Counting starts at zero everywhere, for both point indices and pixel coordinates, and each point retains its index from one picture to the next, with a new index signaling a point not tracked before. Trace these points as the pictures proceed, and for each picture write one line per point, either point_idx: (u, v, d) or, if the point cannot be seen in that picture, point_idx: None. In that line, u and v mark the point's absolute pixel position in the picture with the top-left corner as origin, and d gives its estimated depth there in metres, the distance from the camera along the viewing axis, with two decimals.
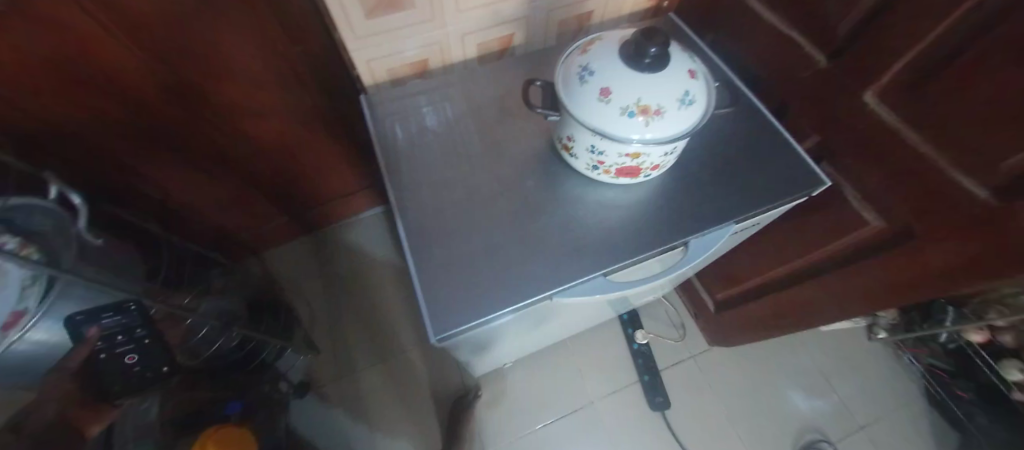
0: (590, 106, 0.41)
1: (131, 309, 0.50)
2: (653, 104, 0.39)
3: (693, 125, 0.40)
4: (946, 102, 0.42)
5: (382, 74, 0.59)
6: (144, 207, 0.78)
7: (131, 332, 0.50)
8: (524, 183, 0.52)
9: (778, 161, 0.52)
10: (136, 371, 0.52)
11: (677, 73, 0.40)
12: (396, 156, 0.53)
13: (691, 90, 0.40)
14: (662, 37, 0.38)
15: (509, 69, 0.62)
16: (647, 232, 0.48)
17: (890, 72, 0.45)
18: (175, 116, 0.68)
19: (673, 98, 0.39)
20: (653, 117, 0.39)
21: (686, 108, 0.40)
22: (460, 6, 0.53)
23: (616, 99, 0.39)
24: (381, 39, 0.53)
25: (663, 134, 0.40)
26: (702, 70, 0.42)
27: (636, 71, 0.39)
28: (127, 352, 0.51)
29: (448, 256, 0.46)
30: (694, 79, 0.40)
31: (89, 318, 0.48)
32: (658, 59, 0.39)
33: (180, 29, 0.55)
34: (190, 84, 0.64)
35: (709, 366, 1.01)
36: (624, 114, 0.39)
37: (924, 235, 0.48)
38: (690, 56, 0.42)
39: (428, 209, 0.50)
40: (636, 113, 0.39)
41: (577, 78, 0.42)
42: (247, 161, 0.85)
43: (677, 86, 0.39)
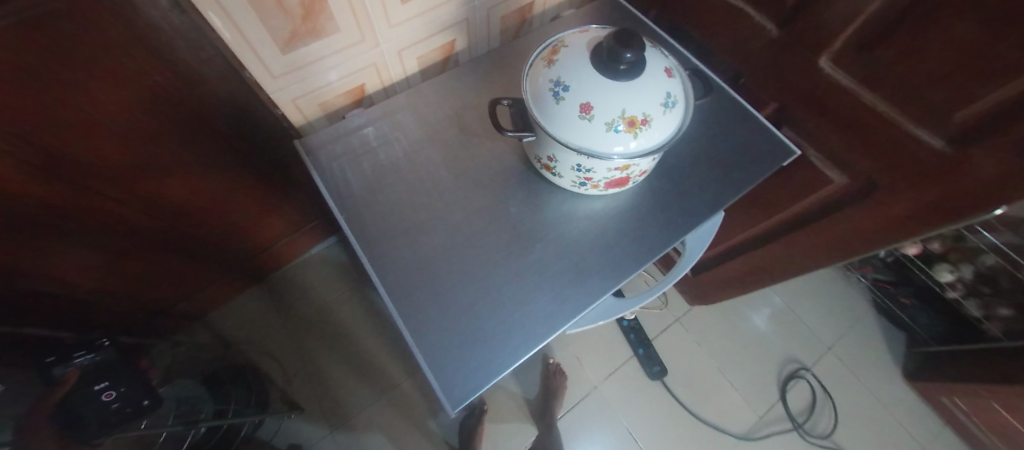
0: (571, 127, 0.37)
1: (106, 345, 0.50)
2: (639, 114, 0.36)
3: (678, 127, 0.39)
4: (897, 62, 0.42)
5: (314, 110, 0.50)
6: (46, 310, 0.65)
7: (107, 371, 0.50)
8: (508, 211, 0.48)
9: (745, 140, 0.52)
10: (114, 409, 0.49)
11: (655, 75, 0.37)
12: (355, 207, 0.46)
13: (672, 91, 0.37)
14: (637, 39, 0.35)
15: (457, 79, 0.56)
16: (645, 239, 0.47)
17: (842, 37, 0.46)
18: (57, 195, 0.55)
19: (657, 104, 0.36)
20: (640, 128, 0.36)
21: (670, 111, 0.37)
22: (392, 20, 0.46)
23: (599, 115, 0.36)
24: (307, 72, 0.45)
25: (652, 143, 0.37)
26: (675, 63, 0.40)
27: (616, 80, 0.36)
28: (104, 386, 0.49)
29: (447, 313, 0.42)
30: (671, 78, 0.38)
31: (62, 358, 0.47)
32: (636, 63, 0.36)
33: (32, 94, 0.43)
34: (61, 157, 0.51)
35: (693, 324, 1.06)
36: (609, 131, 0.36)
37: (886, 188, 0.50)
38: (661, 51, 0.40)
39: (408, 262, 0.44)
40: (623, 127, 0.36)
41: (551, 96, 0.38)
42: (165, 227, 0.72)
43: (658, 90, 0.37)
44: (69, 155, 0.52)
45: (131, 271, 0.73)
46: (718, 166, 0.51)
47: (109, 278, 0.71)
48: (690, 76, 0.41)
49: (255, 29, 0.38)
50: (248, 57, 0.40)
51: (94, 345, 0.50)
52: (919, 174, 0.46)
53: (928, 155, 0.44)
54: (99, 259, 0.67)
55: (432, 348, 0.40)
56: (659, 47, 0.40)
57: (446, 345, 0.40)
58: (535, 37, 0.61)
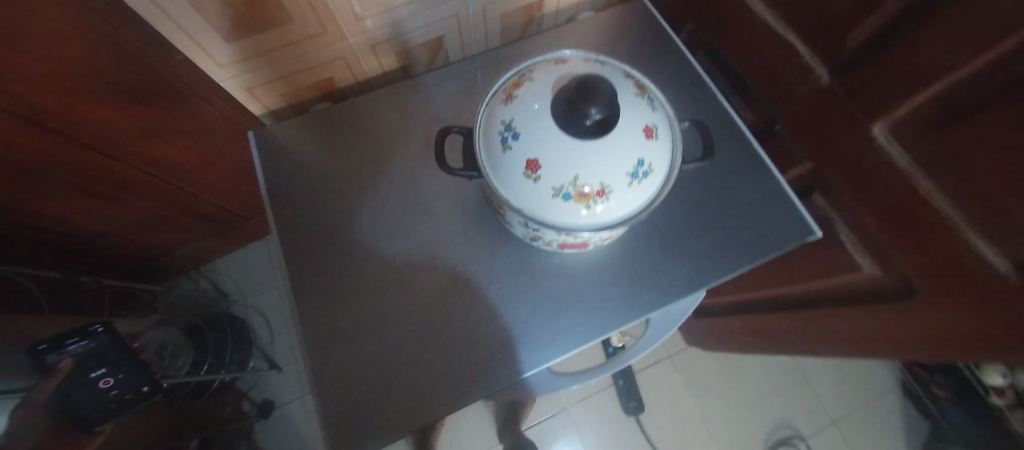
0: (514, 184, 0.31)
1: (100, 330, 0.40)
2: (594, 184, 0.30)
3: (651, 201, 0.32)
4: (964, 155, 0.32)
5: (273, 99, 0.47)
6: (50, 247, 0.69)
7: (106, 354, 0.40)
8: (455, 248, 0.44)
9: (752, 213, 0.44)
10: (114, 398, 0.39)
11: (629, 135, 0.30)
12: (297, 220, 0.44)
13: (648, 158, 0.30)
14: (606, 91, 0.28)
15: (439, 83, 0.50)
16: (602, 308, 0.42)
17: (907, 106, 0.35)
18: (50, 147, 0.56)
19: (623, 173, 0.30)
20: (595, 201, 0.30)
21: (641, 183, 0.31)
22: (360, 14, 0.41)
23: (546, 177, 0.30)
24: (260, 62, 0.41)
25: (610, 218, 0.31)
26: (665, 120, 0.32)
27: (575, 137, 0.29)
28: (101, 374, 0.39)
29: (367, 356, 0.40)
30: (651, 139, 0.31)
31: (52, 345, 0.38)
32: (603, 119, 0.29)
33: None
34: (47, 111, 0.51)
35: (685, 364, 0.98)
36: (557, 197, 0.30)
37: (923, 298, 0.40)
38: (650, 102, 0.32)
39: (335, 291, 0.42)
40: (573, 196, 0.30)
41: (498, 141, 0.31)
42: (162, 183, 0.73)
43: (630, 156, 0.30)
44: (52, 111, 0.52)
45: (126, 220, 0.75)
46: (709, 239, 0.43)
47: (105, 224, 0.73)
48: (682, 137, 0.33)
49: (192, 15, 0.34)
50: (188, 44, 0.37)
51: (88, 329, 0.40)
52: (966, 296, 0.36)
53: (983, 279, 0.34)
54: (93, 208, 0.69)
55: (346, 388, 0.39)
56: (647, 96, 0.32)
57: (358, 388, 0.39)
58: (542, 39, 0.53)
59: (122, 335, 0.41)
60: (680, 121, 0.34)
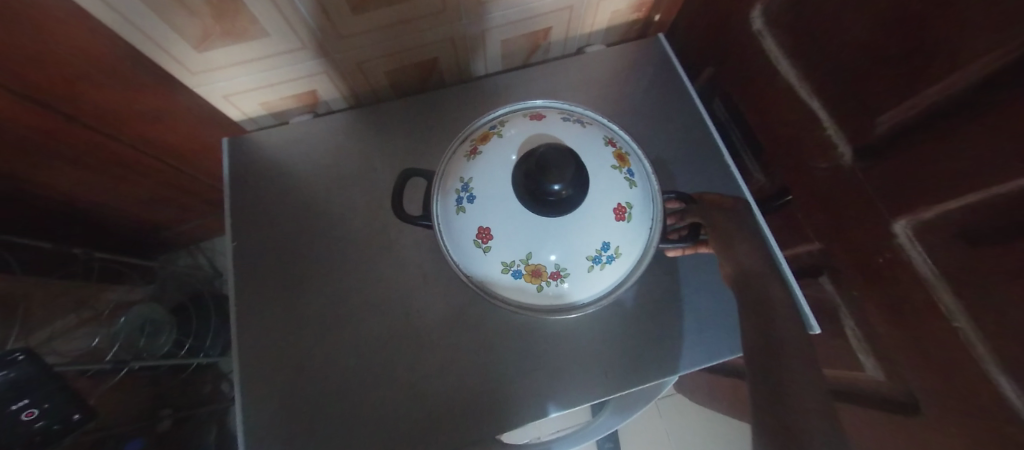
0: (464, 251, 0.29)
1: (19, 360, 0.44)
2: (548, 265, 0.27)
3: (615, 286, 0.29)
4: (986, 283, 0.27)
5: (253, 108, 0.46)
6: (53, 216, 0.71)
7: (24, 386, 0.43)
8: (416, 290, 0.41)
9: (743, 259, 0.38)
10: (39, 429, 0.43)
11: (594, 215, 0.27)
12: (263, 238, 0.43)
13: (614, 243, 0.28)
14: (570, 168, 0.25)
15: (429, 105, 0.48)
16: (561, 380, 0.39)
17: (935, 208, 0.30)
18: (54, 128, 0.56)
19: (583, 257, 0.27)
20: (548, 281, 0.28)
21: (603, 267, 0.28)
22: (342, 31, 0.38)
23: (496, 250, 0.27)
24: (235, 72, 0.40)
25: (565, 300, 0.29)
26: (644, 197, 0.29)
27: (532, 211, 0.26)
28: (23, 405, 0.42)
29: (306, 394, 0.38)
30: (622, 221, 0.28)
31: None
32: (567, 197, 0.26)
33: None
34: (48, 96, 0.51)
35: (670, 412, 0.94)
36: (507, 273, 0.28)
37: (927, 423, 0.35)
38: (628, 178, 0.29)
39: (285, 319, 0.41)
40: (524, 274, 0.28)
41: (453, 200, 0.29)
42: (163, 166, 0.74)
43: (591, 238, 0.27)
44: (57, 98, 0.52)
45: (127, 196, 0.76)
46: (686, 319, 0.41)
47: (104, 199, 0.74)
48: (663, 218, 0.30)
49: (155, 22, 0.33)
50: (156, 51, 0.35)
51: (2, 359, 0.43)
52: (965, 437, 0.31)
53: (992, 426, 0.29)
54: (92, 183, 0.70)
55: (283, 424, 0.38)
56: (627, 168, 0.29)
57: (295, 425, 0.38)
58: (544, 70, 0.50)
59: (41, 362, 0.45)
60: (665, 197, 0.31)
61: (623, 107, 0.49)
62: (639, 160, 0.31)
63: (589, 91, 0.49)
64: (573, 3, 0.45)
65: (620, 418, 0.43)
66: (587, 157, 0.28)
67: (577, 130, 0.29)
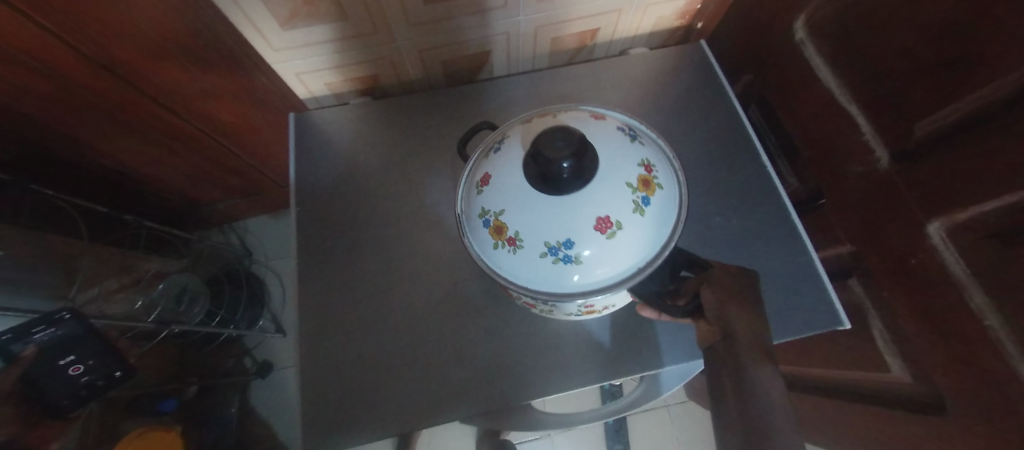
0: (470, 191, 0.32)
1: (66, 319, 0.44)
2: (511, 229, 0.28)
3: (566, 292, 0.28)
4: (1013, 280, 0.29)
5: (318, 87, 0.49)
6: (111, 184, 0.75)
7: (73, 343, 0.44)
8: (463, 264, 0.44)
9: (741, 335, 0.30)
10: (83, 383, 0.45)
11: (575, 209, 0.27)
12: (321, 208, 0.46)
13: (578, 247, 0.27)
14: (580, 149, 0.26)
15: (481, 94, 0.51)
16: (596, 357, 0.41)
17: (973, 209, 0.31)
18: (132, 99, 0.61)
19: (543, 241, 0.27)
20: (504, 243, 0.28)
21: (556, 262, 0.28)
22: (412, 21, 0.42)
23: (485, 194, 0.30)
24: (309, 52, 0.43)
25: (511, 273, 0.29)
26: (644, 229, 0.28)
27: (527, 174, 0.28)
28: (70, 360, 0.44)
29: (353, 352, 0.41)
30: (599, 233, 0.27)
31: (19, 335, 0.42)
32: (566, 179, 0.26)
33: (103, 15, 0.47)
34: (132, 69, 0.56)
35: (681, 418, 0.96)
36: (480, 218, 0.30)
37: (947, 421, 0.36)
38: (639, 203, 0.27)
39: (337, 282, 0.43)
40: (491, 226, 0.29)
41: (488, 149, 0.32)
42: (217, 144, 0.78)
43: (557, 227, 0.27)
44: (140, 73, 0.57)
45: (178, 170, 0.81)
46: None
47: (156, 171, 0.78)
48: (661, 260, 0.28)
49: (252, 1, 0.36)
50: (247, 27, 0.39)
51: (54, 318, 0.44)
52: (988, 435, 0.32)
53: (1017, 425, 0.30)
54: (147, 156, 0.74)
55: (329, 380, 0.40)
56: (644, 197, 0.28)
57: (341, 381, 0.40)
58: (590, 68, 0.52)
59: (88, 324, 0.46)
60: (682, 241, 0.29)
61: (663, 107, 0.51)
62: (674, 200, 0.29)
63: (631, 90, 0.52)
64: (623, 6, 0.48)
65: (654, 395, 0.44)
66: (612, 165, 0.28)
67: (623, 141, 0.29)
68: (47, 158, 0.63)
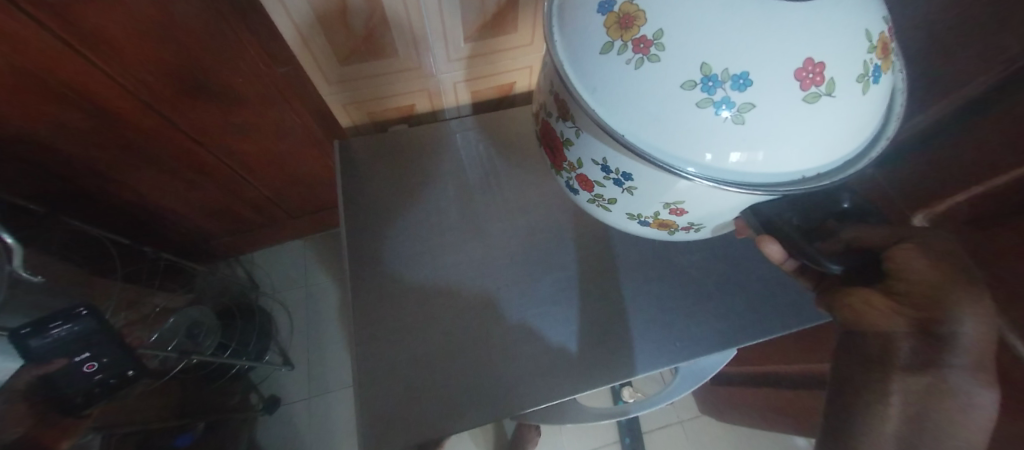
0: None
1: (82, 314, 0.43)
2: (652, 35, 0.21)
3: (682, 158, 0.22)
4: None
5: (360, 116, 0.60)
6: (129, 215, 0.77)
7: (86, 340, 0.42)
8: (502, 273, 0.47)
9: (968, 343, 0.26)
10: (97, 382, 0.43)
11: (781, 35, 0.19)
12: (362, 227, 0.50)
13: (751, 94, 0.20)
14: None
15: (505, 117, 0.59)
16: (631, 351, 0.43)
17: (949, 201, 0.34)
18: (168, 138, 0.64)
19: (699, 68, 0.20)
20: (627, 46, 0.21)
21: (704, 104, 0.20)
22: (452, 57, 0.50)
23: None
24: (360, 84, 0.52)
25: (620, 100, 0.22)
26: (849, 113, 0.21)
27: None
28: (85, 357, 0.42)
29: (406, 357, 0.42)
30: (799, 82, 0.20)
31: (37, 329, 0.41)
32: None
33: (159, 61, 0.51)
34: (176, 112, 0.60)
35: (695, 433, 0.99)
36: (602, 12, 0.23)
37: None
38: (867, 77, 0.21)
39: (383, 294, 0.46)
40: (615, 25, 0.22)
41: None
42: (239, 178, 0.81)
43: (740, 47, 0.19)
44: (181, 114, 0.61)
45: (199, 203, 0.83)
46: (740, 300, 0.45)
47: (175, 203, 0.80)
48: (824, 180, 0.23)
49: (321, 43, 0.45)
50: (313, 65, 0.49)
51: (73, 313, 0.43)
52: None
53: None
54: (169, 189, 0.76)
55: (376, 387, 0.41)
56: (876, 67, 0.22)
57: (390, 388, 0.41)
58: None
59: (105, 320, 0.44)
60: (858, 174, 0.24)
61: None
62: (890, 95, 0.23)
63: None
64: None
65: (691, 383, 0.50)
66: (859, 1, 0.21)
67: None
68: (75, 190, 0.66)
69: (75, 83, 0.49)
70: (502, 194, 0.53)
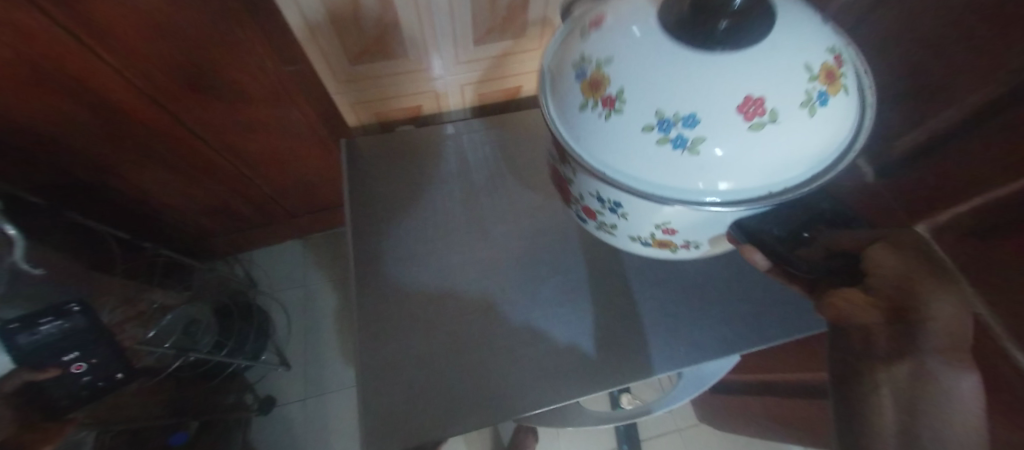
0: (572, 38, 0.27)
1: (73, 311, 0.45)
2: (612, 88, 0.23)
3: (657, 188, 0.23)
4: None
5: (366, 116, 0.60)
6: (129, 210, 0.77)
7: (67, 343, 0.44)
8: (505, 275, 0.47)
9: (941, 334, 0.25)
10: None
11: (721, 78, 0.21)
12: (366, 225, 0.50)
13: (702, 130, 0.21)
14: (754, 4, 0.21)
15: (510, 120, 0.59)
16: (633, 356, 0.43)
17: (950, 210, 0.32)
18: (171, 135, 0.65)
19: (653, 112, 0.21)
20: (597, 103, 0.23)
21: (663, 143, 0.22)
22: (459, 59, 0.50)
23: (593, 38, 0.24)
24: (367, 84, 0.53)
25: (597, 147, 0.24)
26: (804, 137, 0.22)
27: (664, 20, 0.22)
28: None
29: (406, 357, 0.42)
30: (744, 116, 0.21)
31: (26, 324, 0.41)
32: (717, 34, 0.21)
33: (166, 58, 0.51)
34: (181, 109, 0.60)
35: (692, 440, 0.98)
36: (575, 72, 0.25)
37: None
38: (813, 101, 0.22)
39: (386, 292, 0.46)
40: (586, 81, 0.24)
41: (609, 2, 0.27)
42: (241, 176, 0.81)
43: (684, 92, 0.21)
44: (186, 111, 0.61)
45: (200, 200, 0.83)
46: (743, 306, 0.45)
47: (175, 200, 0.80)
48: (795, 191, 0.23)
49: (329, 41, 0.45)
50: (320, 63, 0.49)
51: (62, 310, 0.44)
52: None
53: None
54: (171, 186, 0.76)
55: (377, 386, 0.41)
56: (821, 92, 0.22)
57: (391, 387, 0.40)
58: None
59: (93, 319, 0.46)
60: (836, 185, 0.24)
61: None
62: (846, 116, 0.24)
63: None
64: None
65: (692, 389, 0.50)
66: (797, 37, 0.22)
67: (820, 27, 0.24)
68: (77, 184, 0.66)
69: (81, 77, 0.49)
70: (507, 196, 0.53)
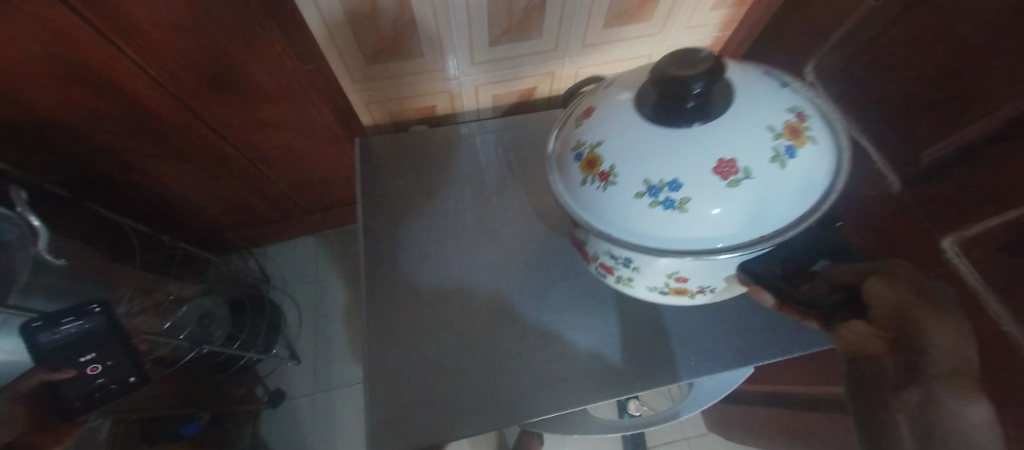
0: (571, 125, 0.31)
1: (95, 312, 0.43)
2: (606, 164, 0.26)
3: (659, 246, 0.25)
4: None
5: (380, 116, 0.60)
6: (149, 204, 0.79)
7: (93, 341, 0.43)
8: (514, 279, 0.47)
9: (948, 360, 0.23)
10: (97, 386, 0.44)
11: (695, 148, 0.23)
12: (377, 225, 0.50)
13: (685, 191, 0.23)
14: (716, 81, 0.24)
15: (524, 122, 0.59)
16: (644, 365, 0.42)
17: (983, 224, 0.29)
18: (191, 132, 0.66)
19: (642, 182, 0.24)
20: (596, 179, 0.26)
21: (654, 206, 0.24)
22: (474, 60, 0.50)
23: (586, 127, 0.28)
24: (382, 84, 0.53)
25: (601, 213, 0.27)
26: (780, 188, 0.24)
27: (643, 107, 0.25)
28: (90, 359, 0.43)
29: (415, 358, 0.42)
30: (720, 177, 0.23)
31: (48, 324, 0.40)
32: (687, 111, 0.24)
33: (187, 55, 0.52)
34: (200, 106, 0.61)
35: None
36: (575, 155, 0.28)
37: None
38: (780, 154, 0.24)
39: (395, 292, 0.46)
40: (584, 161, 0.27)
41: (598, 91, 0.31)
42: (258, 173, 0.82)
43: (664, 162, 0.23)
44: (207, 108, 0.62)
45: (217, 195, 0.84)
46: (759, 317, 0.44)
47: (193, 195, 0.82)
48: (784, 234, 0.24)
49: (346, 40, 0.45)
50: (337, 61, 0.49)
51: (85, 309, 0.43)
52: None
53: None
54: (189, 182, 0.78)
55: (385, 386, 0.41)
56: (787, 146, 0.24)
57: (399, 387, 0.40)
58: None
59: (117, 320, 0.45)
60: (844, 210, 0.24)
61: None
62: (820, 164, 0.25)
63: None
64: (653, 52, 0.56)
65: (704, 400, 0.48)
66: (756, 104, 0.24)
67: (778, 92, 0.26)
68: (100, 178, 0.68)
69: (106, 73, 0.51)
70: (519, 198, 0.52)
